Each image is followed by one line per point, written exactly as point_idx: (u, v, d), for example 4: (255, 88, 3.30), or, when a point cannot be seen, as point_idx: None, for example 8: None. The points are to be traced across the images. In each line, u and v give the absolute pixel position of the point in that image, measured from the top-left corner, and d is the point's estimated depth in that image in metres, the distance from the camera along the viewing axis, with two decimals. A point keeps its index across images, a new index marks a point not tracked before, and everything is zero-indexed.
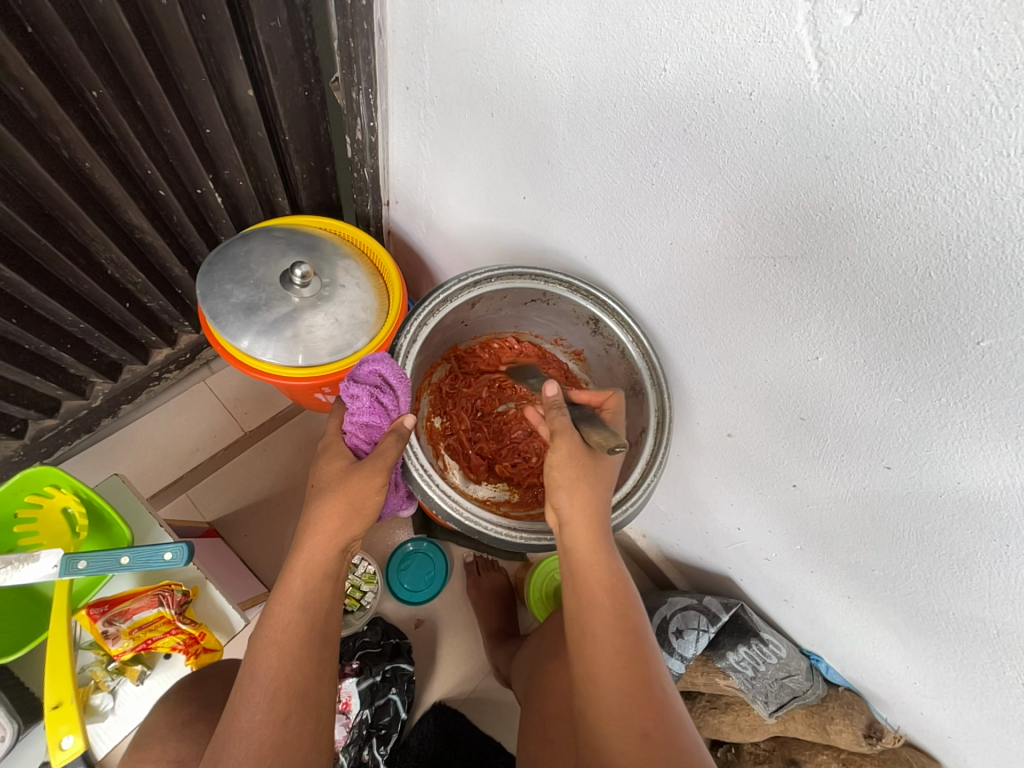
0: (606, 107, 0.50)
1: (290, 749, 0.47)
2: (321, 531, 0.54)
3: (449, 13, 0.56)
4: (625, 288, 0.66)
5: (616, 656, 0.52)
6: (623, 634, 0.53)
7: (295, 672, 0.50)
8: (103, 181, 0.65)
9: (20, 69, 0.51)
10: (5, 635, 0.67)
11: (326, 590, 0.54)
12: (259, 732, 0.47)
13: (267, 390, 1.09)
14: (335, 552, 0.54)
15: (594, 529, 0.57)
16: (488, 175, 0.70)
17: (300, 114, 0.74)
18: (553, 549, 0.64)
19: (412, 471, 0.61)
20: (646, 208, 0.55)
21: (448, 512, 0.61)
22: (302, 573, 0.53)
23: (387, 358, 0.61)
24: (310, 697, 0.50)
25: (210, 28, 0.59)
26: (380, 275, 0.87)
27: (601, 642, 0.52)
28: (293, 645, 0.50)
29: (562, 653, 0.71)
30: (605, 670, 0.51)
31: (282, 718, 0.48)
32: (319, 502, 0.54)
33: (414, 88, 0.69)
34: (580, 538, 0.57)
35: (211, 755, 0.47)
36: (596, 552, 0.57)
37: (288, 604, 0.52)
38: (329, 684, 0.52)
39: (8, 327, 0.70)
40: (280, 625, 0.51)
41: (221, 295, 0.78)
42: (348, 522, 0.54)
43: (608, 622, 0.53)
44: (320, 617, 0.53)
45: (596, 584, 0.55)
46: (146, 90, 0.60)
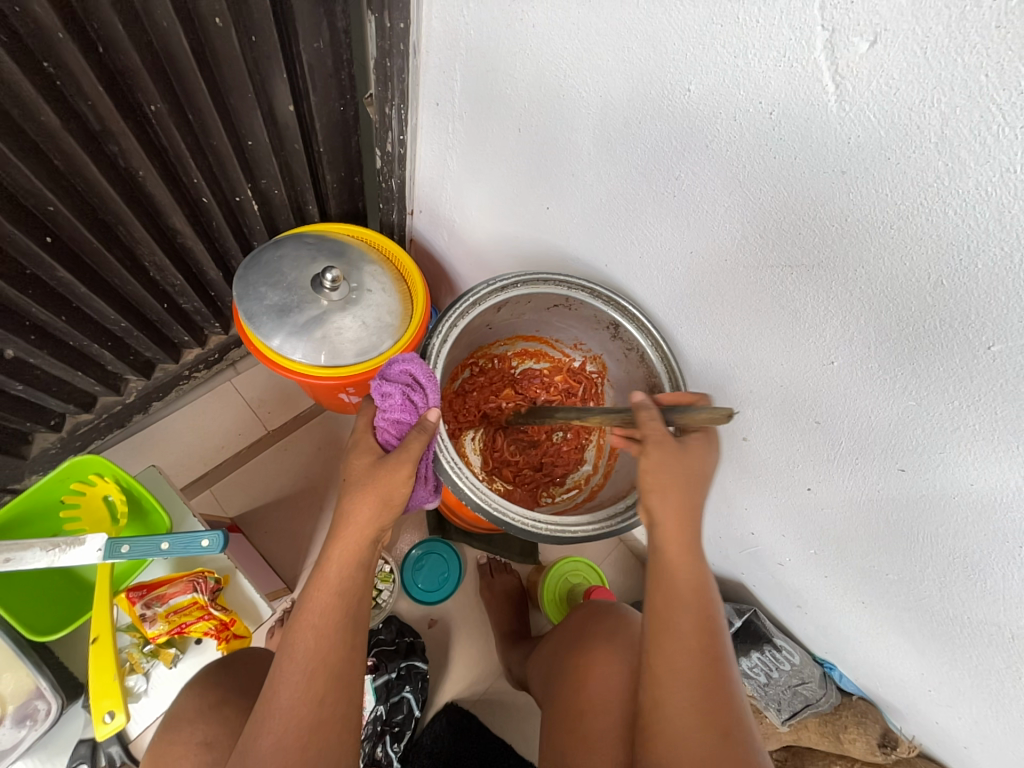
0: (631, 123, 0.53)
1: (323, 729, 0.50)
2: (354, 522, 0.56)
3: (486, 37, 0.60)
4: (644, 294, 0.68)
5: (697, 656, 0.53)
6: (707, 635, 0.54)
7: (330, 656, 0.52)
8: (154, 189, 0.69)
9: (91, 85, 0.55)
10: (49, 614, 0.70)
11: (359, 577, 0.56)
12: (296, 711, 0.50)
13: (290, 390, 1.13)
14: (370, 541, 0.56)
15: (688, 529, 0.56)
16: (514, 185, 0.74)
17: (335, 128, 0.81)
18: (576, 543, 0.64)
19: (442, 463, 0.63)
20: (666, 218, 0.58)
21: (477, 504, 0.62)
22: (338, 561, 0.55)
23: (417, 359, 0.63)
24: (343, 679, 0.52)
25: (258, 48, 0.64)
26: (404, 281, 0.92)
27: (686, 639, 0.53)
28: (328, 630, 0.52)
29: (581, 648, 0.71)
30: (688, 668, 0.52)
31: (318, 698, 0.50)
32: (351, 493, 0.57)
33: (443, 104, 0.75)
34: (675, 537, 0.56)
35: (251, 727, 0.50)
36: (688, 552, 0.56)
37: (324, 591, 0.54)
38: (360, 669, 0.55)
39: (56, 324, 0.74)
40: (317, 609, 0.53)
41: (255, 297, 0.82)
42: (382, 512, 0.57)
43: (696, 623, 0.54)
44: (354, 605, 0.55)
45: (687, 584, 0.55)
46: (197, 104, 0.65)
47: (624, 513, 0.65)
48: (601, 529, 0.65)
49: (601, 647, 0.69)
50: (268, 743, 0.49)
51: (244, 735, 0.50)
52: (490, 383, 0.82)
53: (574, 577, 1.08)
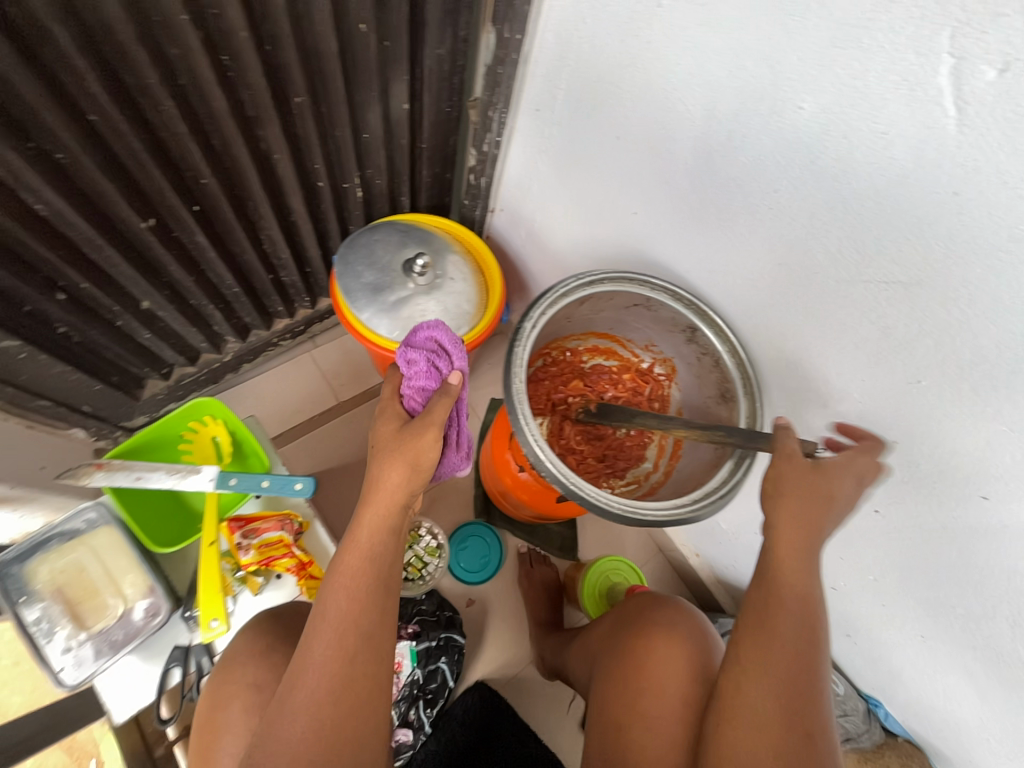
0: (735, 136, 0.56)
1: (353, 684, 0.55)
2: (384, 488, 0.61)
3: (599, 52, 0.65)
4: (724, 303, 0.70)
5: (789, 657, 0.52)
6: (806, 639, 0.52)
7: (360, 614, 0.57)
8: (283, 171, 0.78)
9: (255, 77, 0.63)
10: (166, 530, 0.82)
11: (389, 541, 0.60)
12: (329, 664, 0.55)
13: (362, 366, 1.22)
14: (399, 507, 0.61)
15: (807, 532, 0.54)
16: (603, 190, 0.78)
17: (439, 126, 0.90)
18: (651, 527, 0.58)
19: (520, 427, 0.58)
20: (759, 230, 0.60)
21: (552, 473, 0.57)
22: (368, 527, 0.60)
23: (442, 327, 0.71)
24: (373, 637, 0.57)
25: (390, 52, 0.71)
26: (482, 273, 0.98)
27: (784, 638, 0.52)
28: (360, 589, 0.58)
29: (638, 633, 0.73)
30: (778, 665, 0.51)
31: (349, 655, 0.56)
32: (381, 462, 0.62)
33: (543, 110, 0.80)
34: (789, 538, 0.54)
35: (289, 678, 0.56)
36: (800, 556, 0.54)
37: (356, 554, 0.59)
38: (390, 628, 0.60)
39: (186, 283, 0.83)
40: (350, 571, 0.58)
41: (354, 275, 0.90)
42: (410, 476, 0.61)
43: (795, 625, 0.53)
44: (383, 568, 0.60)
45: (791, 586, 0.54)
46: (331, 99, 0.72)
47: (699, 499, 0.60)
48: (676, 513, 0.59)
49: (659, 638, 0.70)
50: (304, 696, 0.54)
51: (284, 685, 0.56)
52: (562, 376, 0.83)
53: (614, 576, 1.09)
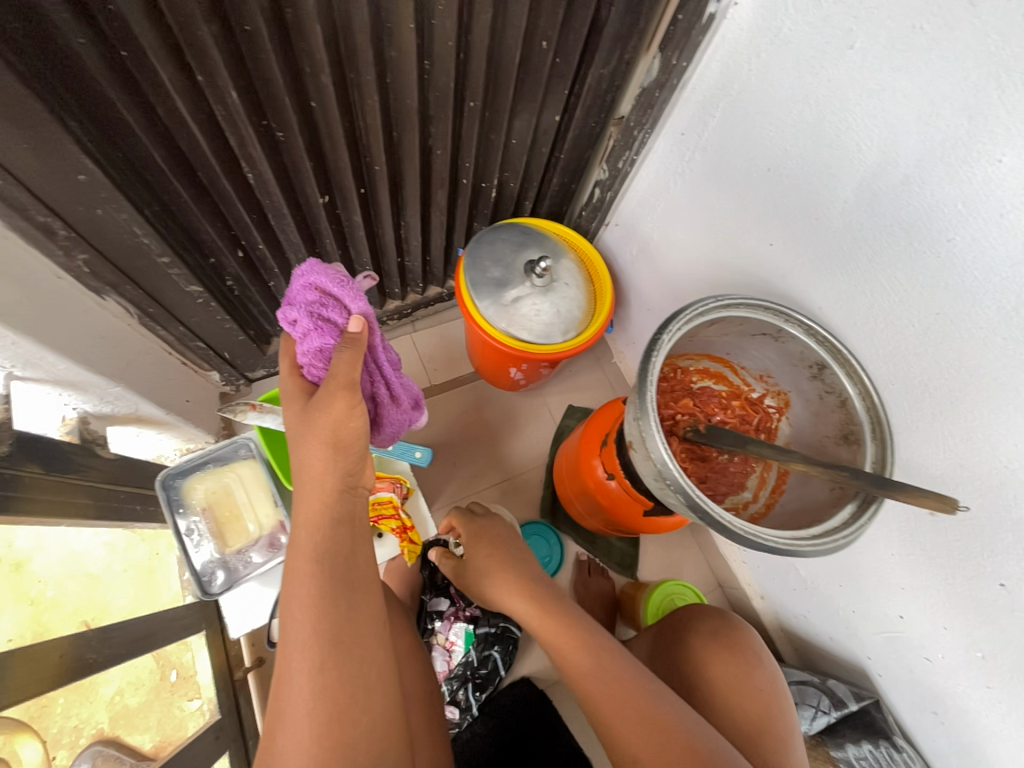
0: (911, 181, 0.56)
1: (334, 691, 0.52)
2: (307, 468, 0.60)
3: (768, 87, 0.67)
4: (858, 345, 0.70)
5: (613, 695, 0.65)
6: (606, 679, 0.67)
7: (322, 623, 0.53)
8: (439, 166, 0.84)
9: (446, 80, 0.69)
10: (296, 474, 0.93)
11: (335, 535, 0.58)
12: (304, 678, 0.52)
13: (456, 355, 1.29)
14: (336, 494, 0.59)
15: (576, 646, 0.71)
16: (739, 218, 0.80)
17: (580, 139, 0.94)
18: (769, 553, 0.58)
19: (650, 430, 0.61)
20: (918, 277, 0.59)
21: (677, 484, 0.59)
22: (304, 522, 0.58)
23: (314, 269, 0.65)
24: (342, 644, 0.54)
25: (560, 69, 0.77)
26: (595, 284, 1.02)
27: (595, 688, 0.67)
28: (316, 594, 0.54)
29: (680, 636, 0.83)
30: (620, 707, 0.64)
31: (319, 667, 0.52)
32: (302, 444, 0.60)
33: (689, 135, 0.83)
34: (569, 648, 0.71)
35: (272, 694, 0.53)
36: (570, 639, 0.72)
37: (300, 557, 0.56)
38: (363, 635, 0.55)
39: (333, 257, 0.91)
40: (298, 578, 0.55)
41: (479, 268, 0.95)
42: (333, 457, 0.60)
43: (601, 680, 0.67)
44: (331, 566, 0.56)
45: (579, 650, 0.70)
46: (498, 106, 0.78)
47: (822, 536, 0.59)
48: (797, 543, 0.58)
49: (718, 650, 0.78)
50: (291, 711, 0.51)
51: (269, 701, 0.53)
52: (674, 392, 0.83)
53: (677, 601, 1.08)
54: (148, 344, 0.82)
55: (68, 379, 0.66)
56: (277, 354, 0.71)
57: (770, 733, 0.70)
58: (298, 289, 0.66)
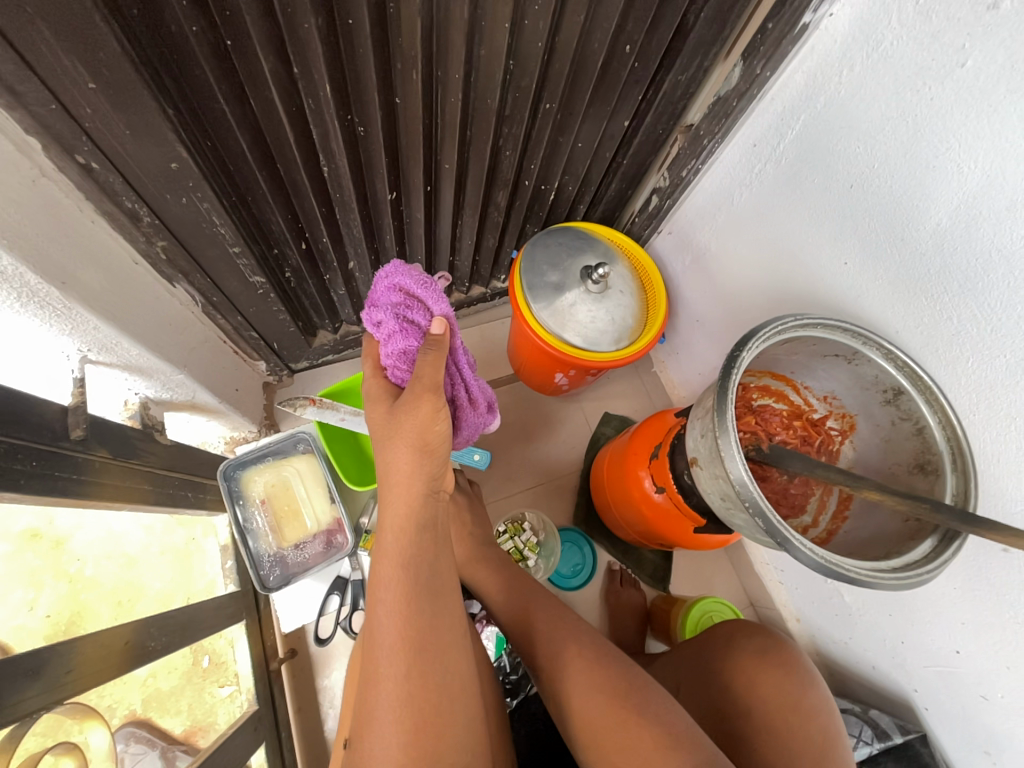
0: (1017, 207, 0.54)
1: (421, 696, 0.55)
2: (394, 470, 0.63)
3: (858, 101, 0.66)
4: (936, 371, 0.68)
5: (579, 659, 0.70)
6: (575, 646, 0.73)
7: (409, 628, 0.56)
8: (506, 168, 0.83)
9: (527, 82, 0.68)
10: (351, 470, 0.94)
11: (419, 540, 0.61)
12: (393, 683, 0.54)
13: (495, 357, 1.29)
14: (421, 499, 0.62)
15: (547, 610, 0.79)
16: (810, 233, 0.78)
17: (644, 145, 0.93)
18: (849, 584, 0.56)
19: (728, 448, 0.59)
20: (1014, 307, 0.57)
21: (755, 506, 0.57)
22: (392, 528, 0.61)
23: (403, 273, 0.73)
24: (429, 649, 0.57)
25: (637, 74, 0.75)
26: (648, 293, 1.00)
27: (558, 652, 0.72)
28: (404, 599, 0.57)
29: (727, 651, 0.81)
30: (585, 671, 0.69)
31: (406, 672, 0.55)
32: (390, 449, 0.64)
33: (762, 146, 0.81)
34: (536, 612, 0.79)
35: (363, 697, 0.56)
36: (541, 603, 0.80)
37: (388, 562, 0.59)
38: (446, 641, 0.58)
39: (391, 253, 0.91)
40: (385, 583, 0.58)
41: (535, 272, 0.95)
42: (419, 461, 0.63)
43: (571, 646, 0.73)
44: (417, 572, 0.59)
45: (556, 622, 0.77)
46: (571, 110, 0.77)
47: (902, 570, 0.57)
48: (878, 576, 0.56)
49: (765, 667, 0.76)
50: (382, 714, 0.54)
51: (359, 701, 0.56)
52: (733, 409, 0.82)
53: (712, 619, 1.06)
54: (208, 333, 0.82)
55: (138, 365, 0.67)
56: (363, 355, 0.78)
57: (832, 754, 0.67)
58: (384, 293, 0.75)
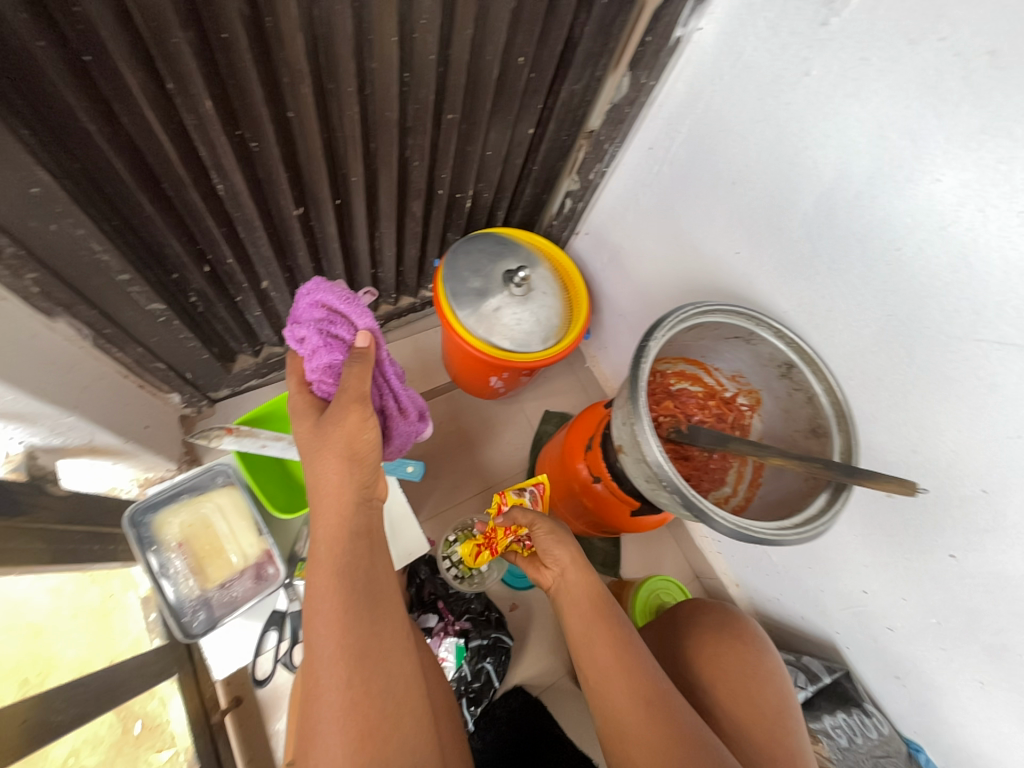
0: (863, 197, 0.62)
1: (365, 702, 0.56)
2: (322, 484, 0.65)
3: (731, 106, 0.72)
4: (820, 344, 0.76)
5: (619, 668, 0.67)
6: (616, 651, 0.69)
7: (346, 635, 0.58)
8: (416, 178, 0.83)
9: (425, 94, 0.68)
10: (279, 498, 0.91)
11: (353, 547, 0.63)
12: (333, 692, 0.55)
13: (431, 366, 1.28)
14: (352, 506, 0.65)
15: (585, 600, 0.74)
16: (707, 227, 0.84)
17: (552, 151, 0.97)
18: (762, 546, 0.61)
19: (645, 434, 0.62)
20: (872, 283, 0.65)
21: (675, 486, 0.61)
22: (325, 539, 0.63)
23: (327, 288, 0.72)
24: (369, 653, 0.58)
25: (534, 84, 0.78)
26: (570, 292, 1.04)
27: (592, 653, 0.69)
28: (339, 608, 0.59)
29: (684, 630, 0.86)
30: (621, 685, 0.66)
31: (347, 678, 0.56)
32: (316, 463, 0.66)
33: (657, 149, 0.87)
34: (570, 601, 0.75)
35: (304, 712, 0.57)
36: (579, 595, 0.74)
37: (322, 572, 0.61)
38: (387, 644, 0.60)
39: (306, 269, 0.88)
40: (320, 593, 0.60)
41: (458, 279, 0.95)
42: (349, 470, 0.66)
43: (609, 647, 0.69)
44: (352, 579, 0.61)
45: (586, 620, 0.72)
46: (474, 119, 0.79)
47: (804, 526, 0.63)
48: (786, 533, 0.62)
49: (720, 642, 0.81)
50: (325, 727, 0.54)
51: (302, 718, 0.56)
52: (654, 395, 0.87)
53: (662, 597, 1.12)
54: (103, 368, 0.75)
55: (14, 411, 0.60)
56: (285, 372, 0.75)
57: (778, 716, 0.75)
58: (306, 308, 0.73)
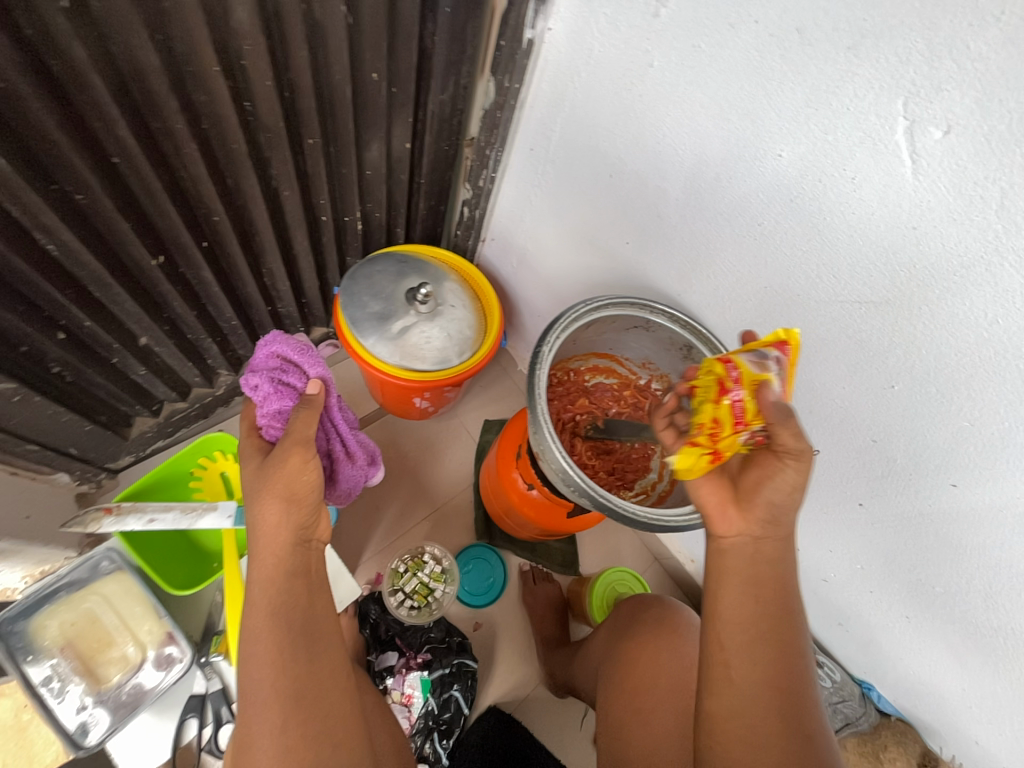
0: (721, 178, 0.64)
1: (299, 749, 0.55)
2: (259, 528, 0.60)
3: (592, 101, 0.73)
4: (715, 322, 0.77)
5: (746, 616, 0.55)
6: (753, 605, 0.55)
7: (279, 681, 0.56)
8: (291, 208, 0.79)
9: (273, 122, 0.65)
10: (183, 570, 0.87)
11: (290, 589, 0.60)
12: (266, 739, 0.55)
13: (357, 394, 1.23)
14: (287, 548, 0.60)
15: (741, 543, 0.57)
16: (596, 220, 0.85)
17: (437, 162, 0.95)
18: (674, 531, 0.63)
19: (548, 439, 0.63)
20: (746, 257, 0.67)
21: (582, 488, 0.62)
22: (262, 582, 0.59)
23: (280, 337, 0.69)
24: (305, 696, 0.57)
25: (396, 98, 0.76)
26: (480, 301, 1.02)
27: (735, 610, 0.55)
28: (275, 651, 0.57)
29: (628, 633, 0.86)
30: (745, 632, 0.54)
31: (281, 724, 0.55)
32: (252, 505, 0.61)
33: (537, 149, 0.87)
34: (732, 555, 0.57)
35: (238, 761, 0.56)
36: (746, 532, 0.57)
37: (258, 616, 0.58)
38: (327, 683, 0.59)
39: (188, 318, 0.82)
40: (257, 638, 0.57)
41: (359, 305, 0.92)
42: (287, 513, 0.61)
43: (753, 595, 0.55)
44: (291, 620, 0.58)
45: (739, 580, 0.56)
46: (340, 141, 0.76)
47: None
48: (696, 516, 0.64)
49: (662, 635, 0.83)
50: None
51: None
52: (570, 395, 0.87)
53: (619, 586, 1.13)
54: None
55: None
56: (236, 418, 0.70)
57: None
58: (260, 357, 0.70)
